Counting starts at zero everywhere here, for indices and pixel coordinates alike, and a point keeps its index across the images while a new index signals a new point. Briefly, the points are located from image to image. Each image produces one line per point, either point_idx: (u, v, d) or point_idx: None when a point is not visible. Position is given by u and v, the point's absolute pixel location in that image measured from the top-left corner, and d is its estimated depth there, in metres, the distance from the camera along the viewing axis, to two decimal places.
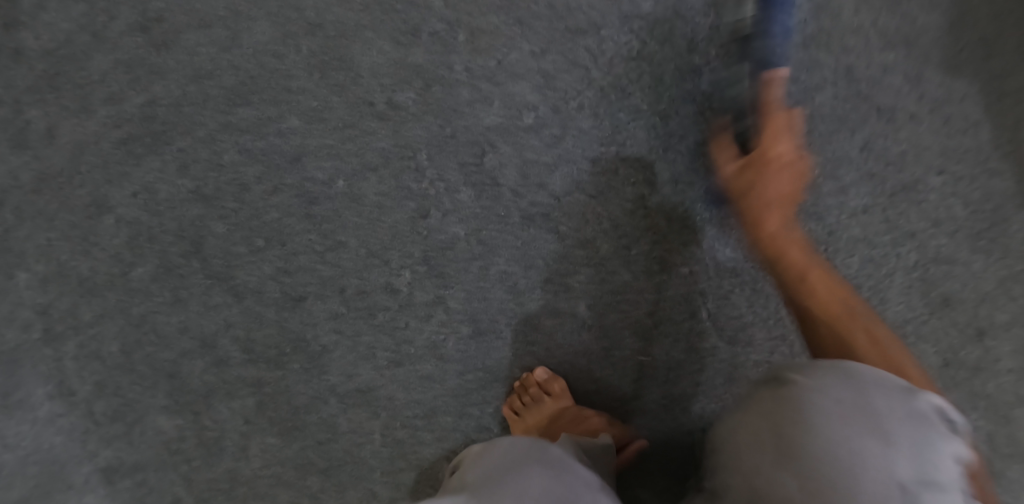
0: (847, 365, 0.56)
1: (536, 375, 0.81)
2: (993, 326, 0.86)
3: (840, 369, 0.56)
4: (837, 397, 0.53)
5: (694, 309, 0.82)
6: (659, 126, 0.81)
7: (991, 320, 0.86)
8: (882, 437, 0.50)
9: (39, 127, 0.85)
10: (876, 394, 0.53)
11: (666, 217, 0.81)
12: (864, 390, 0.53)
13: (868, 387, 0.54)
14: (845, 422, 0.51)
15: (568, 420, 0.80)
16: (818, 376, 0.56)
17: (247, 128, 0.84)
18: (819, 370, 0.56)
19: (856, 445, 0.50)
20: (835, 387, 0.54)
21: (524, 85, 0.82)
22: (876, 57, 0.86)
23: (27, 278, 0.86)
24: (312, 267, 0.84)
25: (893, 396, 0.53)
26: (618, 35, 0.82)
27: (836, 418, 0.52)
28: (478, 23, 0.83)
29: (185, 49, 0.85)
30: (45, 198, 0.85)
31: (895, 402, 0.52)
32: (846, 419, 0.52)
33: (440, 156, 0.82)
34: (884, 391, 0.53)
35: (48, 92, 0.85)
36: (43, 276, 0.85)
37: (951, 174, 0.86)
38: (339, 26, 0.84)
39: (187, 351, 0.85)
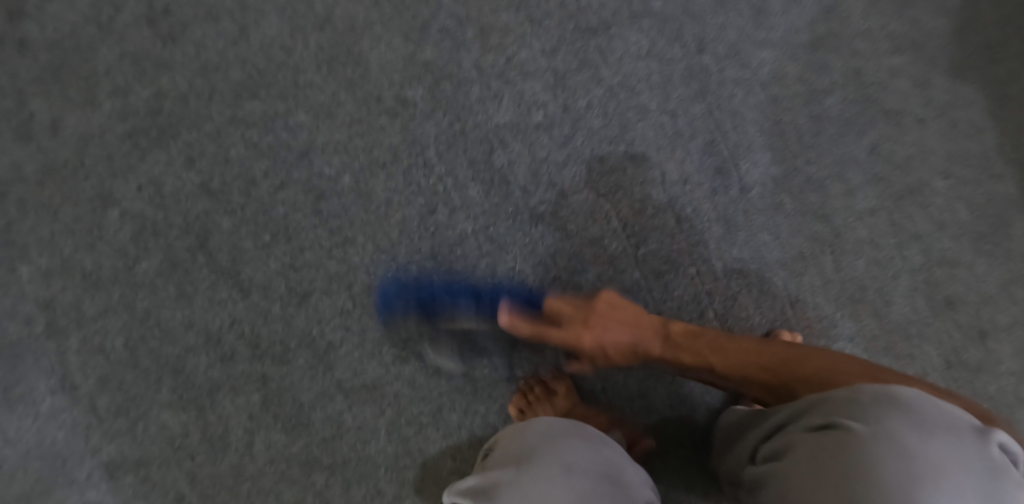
0: (908, 398, 0.52)
1: (541, 374, 0.82)
2: (995, 328, 0.86)
3: (905, 403, 0.52)
4: (921, 441, 0.49)
5: (702, 310, 0.82)
6: (667, 125, 0.82)
7: (993, 322, 0.86)
8: (972, 486, 0.47)
9: (44, 119, 0.84)
10: (951, 435, 0.50)
11: (675, 216, 0.82)
12: (939, 432, 0.50)
13: (940, 424, 0.50)
14: (942, 470, 0.47)
15: (575, 417, 0.79)
16: (887, 413, 0.51)
17: (255, 123, 0.84)
18: (882, 406, 0.52)
19: (952, 498, 0.46)
20: (910, 427, 0.50)
21: (535, 82, 0.82)
22: (884, 61, 0.87)
23: (29, 271, 0.85)
24: (319, 263, 0.83)
25: (966, 435, 0.50)
26: (628, 34, 0.83)
27: (921, 464, 0.48)
28: (489, 20, 0.83)
29: (194, 42, 0.84)
30: (49, 190, 0.84)
31: (968, 440, 0.49)
32: (937, 468, 0.47)
33: (450, 153, 0.82)
34: (955, 431, 0.50)
35: (52, 84, 0.84)
36: (47, 269, 0.85)
37: (956, 178, 0.87)
38: (349, 22, 0.84)
39: (192, 346, 0.85)
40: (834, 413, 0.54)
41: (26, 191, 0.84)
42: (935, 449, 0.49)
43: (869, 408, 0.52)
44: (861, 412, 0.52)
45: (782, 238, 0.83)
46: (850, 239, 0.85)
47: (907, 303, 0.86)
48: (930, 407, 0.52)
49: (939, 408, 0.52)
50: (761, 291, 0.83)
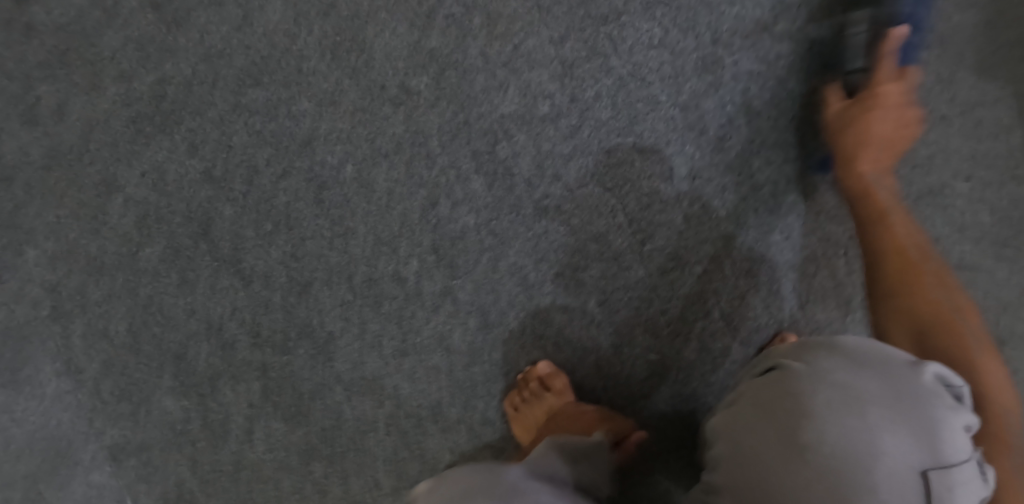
0: (848, 344, 0.59)
1: (538, 369, 0.79)
2: (1013, 336, 0.84)
3: (843, 348, 0.59)
4: (848, 376, 0.56)
5: (708, 309, 0.80)
6: (678, 119, 0.80)
7: (1012, 329, 0.84)
8: (895, 413, 0.54)
9: (51, 104, 0.84)
10: (881, 369, 0.56)
11: (683, 213, 0.80)
12: (870, 368, 0.56)
13: (874, 362, 0.57)
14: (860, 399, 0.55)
15: (563, 413, 0.77)
16: (823, 357, 0.58)
17: (258, 110, 0.83)
18: (823, 352, 0.59)
19: (874, 423, 0.53)
20: (844, 368, 0.57)
21: (541, 71, 0.80)
22: None
23: (36, 254, 0.85)
24: (320, 253, 0.83)
25: (896, 370, 0.56)
26: (639, 22, 0.80)
27: (850, 397, 0.55)
28: (496, 7, 0.80)
29: (198, 27, 0.83)
30: (56, 175, 0.85)
31: (899, 375, 0.56)
32: (858, 399, 0.54)
33: (453, 143, 0.80)
34: (888, 366, 0.57)
35: (58, 68, 0.84)
36: (52, 253, 0.85)
37: (980, 179, 0.84)
38: (353, 7, 0.82)
39: (194, 333, 0.85)
40: (779, 361, 0.61)
41: (32, 175, 0.85)
42: (864, 383, 0.55)
43: (810, 355, 0.59)
44: (802, 358, 0.60)
45: (796, 238, 0.81)
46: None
47: None
48: (868, 350, 0.58)
49: (877, 350, 0.58)
50: (770, 291, 0.81)
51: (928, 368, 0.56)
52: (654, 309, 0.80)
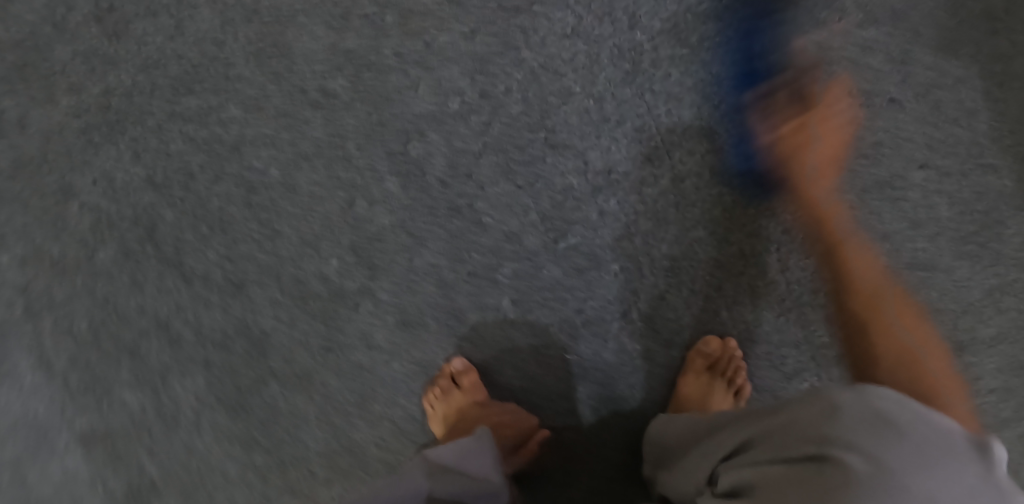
0: (889, 417, 0.47)
1: (451, 366, 0.80)
2: (974, 341, 0.81)
3: (894, 426, 0.46)
4: (878, 401, 0.49)
5: (626, 309, 0.78)
6: (593, 111, 0.77)
7: (973, 334, 0.81)
8: (934, 445, 0.45)
9: (11, 117, 0.89)
10: (947, 459, 0.44)
11: (599, 210, 0.77)
12: (934, 458, 0.44)
13: (936, 451, 0.44)
14: (890, 422, 0.47)
15: (469, 417, 0.78)
16: (876, 443, 0.46)
17: (191, 117, 0.86)
18: (866, 434, 0.46)
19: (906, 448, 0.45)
20: (908, 461, 0.44)
21: (455, 69, 0.79)
22: (852, 35, 0.77)
23: (7, 259, 0.90)
24: (252, 254, 0.85)
25: (965, 453, 0.44)
26: (553, 12, 0.78)
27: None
28: (409, 5, 0.80)
29: (134, 39, 0.87)
30: (21, 184, 0.89)
31: (965, 461, 0.44)
32: (887, 422, 0.47)
33: (369, 145, 0.81)
34: (949, 448, 0.45)
35: (13, 82, 0.88)
36: (21, 258, 0.90)
37: (942, 169, 0.79)
38: (275, 13, 0.84)
39: (144, 330, 0.89)
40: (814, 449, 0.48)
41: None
42: (933, 480, 0.43)
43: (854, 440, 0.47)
44: (848, 443, 0.46)
45: (718, 235, 0.77)
46: (799, 237, 0.78)
47: None
48: (917, 422, 0.46)
49: (925, 420, 0.47)
50: (693, 291, 0.78)
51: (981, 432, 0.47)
52: (566, 310, 0.79)
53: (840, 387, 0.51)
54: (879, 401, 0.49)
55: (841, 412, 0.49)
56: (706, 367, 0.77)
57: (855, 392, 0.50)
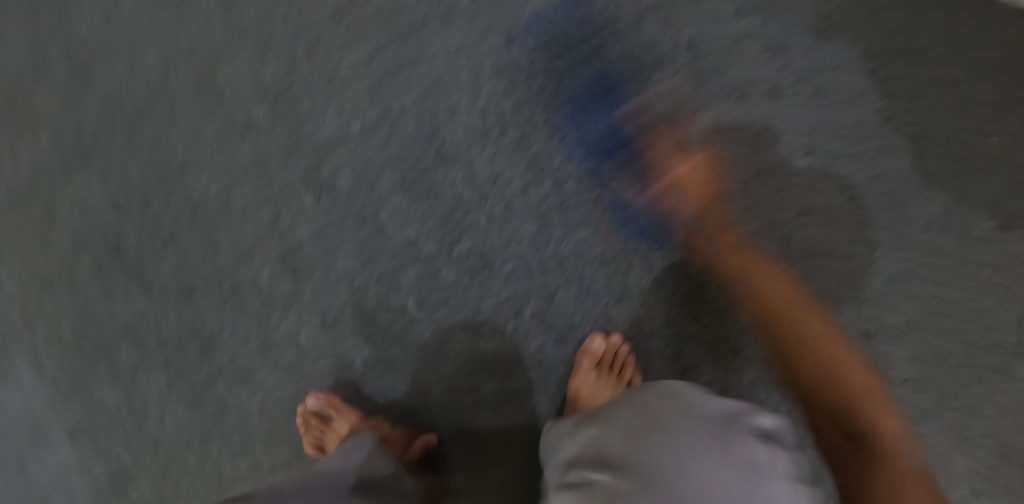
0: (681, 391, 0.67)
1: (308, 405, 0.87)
2: (881, 329, 0.81)
3: (677, 401, 0.66)
4: (677, 389, 0.67)
5: (519, 308, 0.83)
6: (478, 122, 0.83)
7: (880, 322, 0.81)
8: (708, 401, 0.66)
9: (4, 151, 1.01)
10: (710, 434, 0.62)
11: (487, 214, 0.83)
12: (699, 444, 0.62)
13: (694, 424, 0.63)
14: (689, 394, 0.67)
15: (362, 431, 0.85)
16: (659, 415, 0.65)
17: (144, 147, 0.97)
18: (646, 447, 0.62)
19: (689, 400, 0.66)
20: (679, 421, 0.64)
21: (355, 91, 0.86)
22: (723, 28, 0.79)
23: (6, 276, 1.01)
24: (198, 265, 0.95)
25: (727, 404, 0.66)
26: (439, 34, 0.83)
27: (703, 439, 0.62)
28: (314, 37, 0.88)
29: (99, 80, 0.99)
30: (17, 210, 1.01)
31: (719, 420, 0.64)
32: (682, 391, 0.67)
33: (288, 165, 0.90)
34: (707, 448, 0.61)
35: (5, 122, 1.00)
36: (18, 275, 1.01)
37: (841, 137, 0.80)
38: (207, 50, 0.94)
39: (116, 335, 0.99)
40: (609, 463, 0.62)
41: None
42: (698, 480, 0.60)
43: (638, 457, 0.62)
44: (636, 422, 0.65)
45: (604, 234, 0.81)
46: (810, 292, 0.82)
47: (757, 296, 0.82)
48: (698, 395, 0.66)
49: (702, 397, 0.66)
50: (583, 289, 0.82)
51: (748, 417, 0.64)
52: (464, 313, 0.85)
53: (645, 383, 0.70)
54: (654, 399, 0.66)
55: (618, 424, 0.65)
56: (594, 366, 0.80)
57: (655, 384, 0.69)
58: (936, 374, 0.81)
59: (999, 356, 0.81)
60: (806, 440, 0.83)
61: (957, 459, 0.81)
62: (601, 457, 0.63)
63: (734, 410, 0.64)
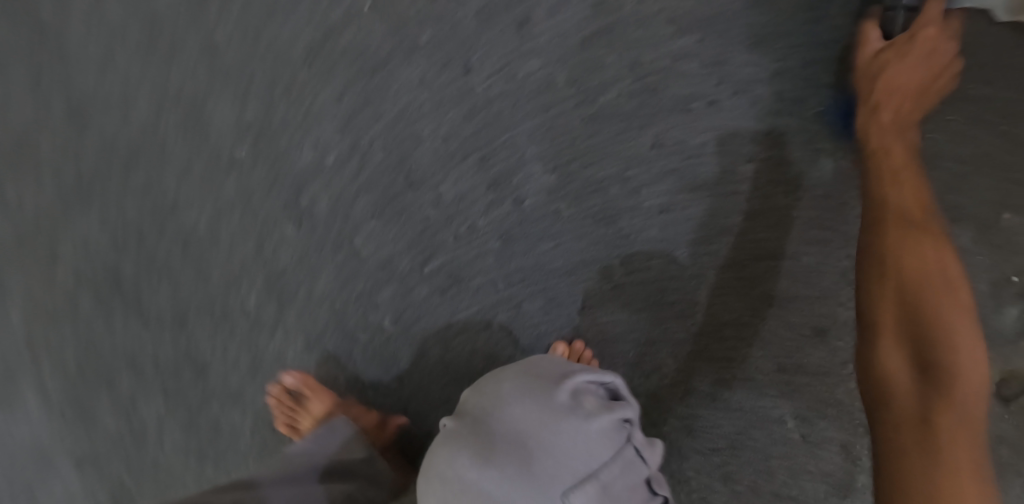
0: (541, 358, 0.78)
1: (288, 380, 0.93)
2: (835, 325, 0.84)
3: (531, 363, 0.77)
4: (536, 357, 0.78)
5: (489, 320, 0.89)
6: (441, 149, 0.89)
7: (833, 318, 0.84)
8: (560, 363, 0.77)
9: (11, 199, 1.06)
10: (541, 386, 0.72)
11: (453, 234, 0.89)
12: (528, 390, 0.72)
13: (540, 374, 0.74)
14: (546, 359, 0.78)
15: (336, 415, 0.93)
16: (513, 373, 0.75)
17: (138, 187, 1.04)
18: (494, 397, 0.73)
19: (543, 362, 0.77)
20: (526, 374, 0.75)
21: (327, 126, 0.93)
22: (665, 47, 0.84)
23: (16, 316, 1.07)
24: (190, 296, 1.01)
25: (575, 365, 0.76)
26: (401, 69, 0.90)
27: (543, 385, 0.72)
28: (289, 78, 0.95)
29: (99, 129, 1.04)
30: (25, 255, 1.07)
31: (558, 373, 0.74)
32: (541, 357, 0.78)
33: (269, 198, 0.96)
34: (531, 395, 0.71)
35: (12, 170, 1.05)
36: (23, 314, 1.07)
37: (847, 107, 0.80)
38: (192, 95, 1.00)
39: (116, 365, 1.05)
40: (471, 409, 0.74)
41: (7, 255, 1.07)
42: (521, 417, 0.70)
43: (488, 403, 0.73)
44: (494, 380, 0.76)
45: (563, 247, 0.87)
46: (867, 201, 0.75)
47: (714, 300, 0.86)
48: (551, 360, 0.77)
49: (554, 361, 0.77)
50: (546, 300, 0.88)
51: (589, 374, 0.74)
52: (440, 327, 0.91)
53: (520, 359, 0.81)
54: (517, 364, 0.78)
55: (486, 383, 0.76)
56: None
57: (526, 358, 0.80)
58: None
59: None
60: (775, 436, 0.86)
61: None
62: (464, 409, 0.75)
63: (567, 367, 0.75)
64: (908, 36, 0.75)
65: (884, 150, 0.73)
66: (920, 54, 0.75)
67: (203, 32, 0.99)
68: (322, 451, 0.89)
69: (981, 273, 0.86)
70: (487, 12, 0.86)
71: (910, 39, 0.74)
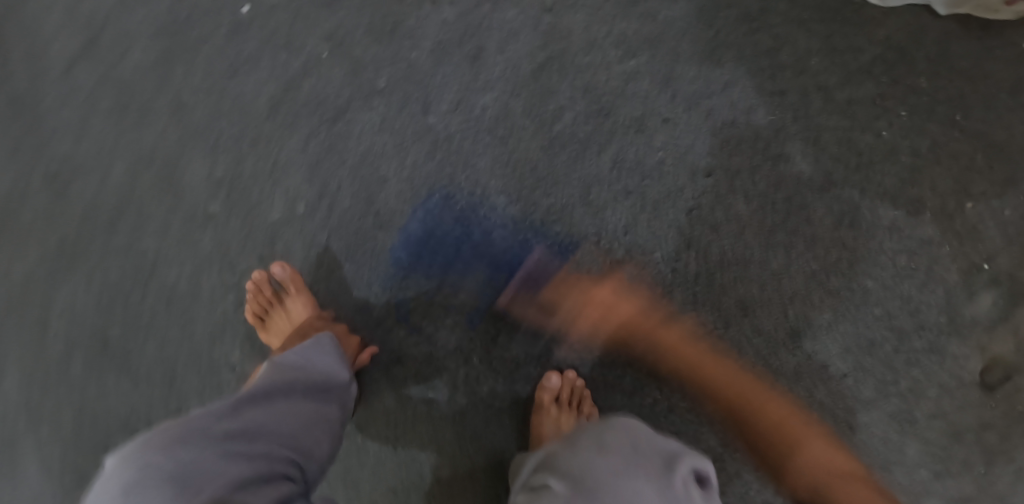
0: (629, 424, 0.66)
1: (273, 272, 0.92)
2: (811, 327, 0.86)
3: (619, 433, 0.64)
4: (624, 424, 0.66)
5: (467, 355, 0.89)
6: (406, 189, 0.90)
7: (807, 320, 0.86)
8: (655, 438, 0.65)
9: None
10: (651, 455, 0.62)
11: (426, 272, 0.89)
12: (638, 454, 0.62)
13: (636, 446, 0.63)
14: (638, 429, 0.66)
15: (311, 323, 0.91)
16: (605, 435, 0.64)
17: (119, 251, 1.07)
18: (587, 470, 0.60)
19: (637, 434, 0.65)
20: (620, 448, 0.62)
21: (295, 176, 0.95)
22: (616, 69, 0.86)
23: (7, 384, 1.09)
24: (177, 352, 1.03)
25: (673, 442, 0.65)
26: (361, 114, 0.92)
27: (649, 458, 0.62)
28: (256, 133, 0.98)
29: (77, 195, 1.09)
30: (11, 321, 1.09)
31: (658, 459, 0.62)
32: (630, 425, 0.66)
33: (244, 252, 0.99)
34: (644, 466, 0.61)
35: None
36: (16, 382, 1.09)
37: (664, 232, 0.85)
38: (166, 158, 1.04)
39: (111, 427, 1.07)
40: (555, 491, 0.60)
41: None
42: (630, 488, 0.58)
43: (579, 477, 0.60)
44: (584, 443, 0.64)
45: (530, 276, 0.87)
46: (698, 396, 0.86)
47: (689, 316, 0.86)
48: (640, 428, 0.66)
49: (644, 432, 0.65)
50: (522, 332, 0.88)
51: (689, 460, 0.63)
52: (419, 364, 0.90)
53: (594, 420, 0.69)
54: (607, 426, 0.66)
55: (575, 444, 0.64)
56: (552, 401, 0.85)
57: (607, 419, 0.68)
58: (875, 361, 0.86)
59: (926, 334, 0.86)
60: None
61: (909, 443, 0.86)
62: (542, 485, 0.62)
63: (671, 447, 0.64)
64: (603, 285, 0.86)
65: (658, 334, 0.85)
66: (580, 299, 0.86)
67: (171, 95, 1.04)
68: (311, 364, 0.81)
69: (950, 265, 0.86)
70: (439, 53, 0.90)
71: (591, 304, 0.86)
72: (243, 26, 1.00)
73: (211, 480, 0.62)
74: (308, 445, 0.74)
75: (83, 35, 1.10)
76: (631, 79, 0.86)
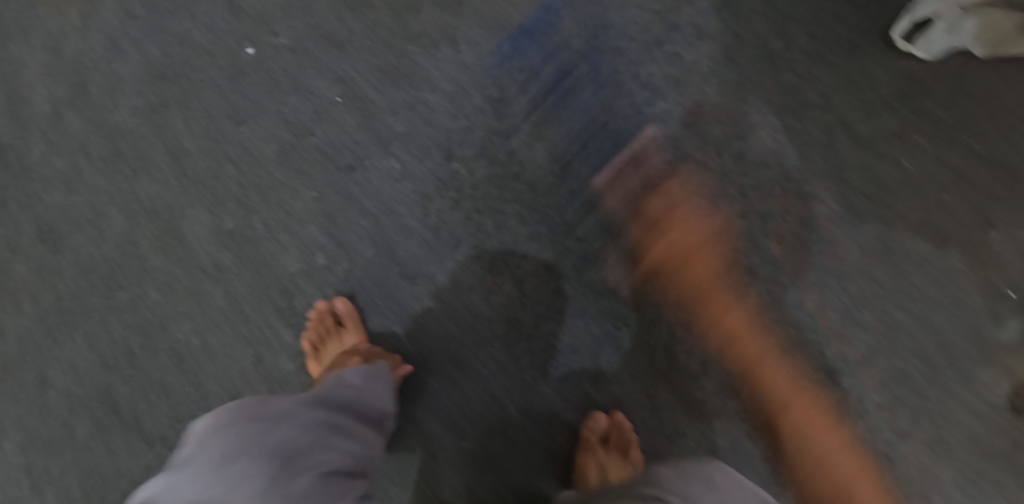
0: (721, 469, 0.67)
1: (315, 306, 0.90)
2: (847, 365, 0.86)
3: (721, 484, 0.65)
4: (719, 471, 0.66)
5: (501, 403, 0.86)
6: (432, 239, 0.87)
7: (842, 358, 0.86)
8: (749, 487, 0.66)
9: None
10: None
11: (456, 322, 0.87)
12: None
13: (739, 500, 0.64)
14: (733, 475, 0.66)
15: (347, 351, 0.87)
16: (709, 486, 0.64)
17: (125, 307, 1.03)
18: None
19: (735, 484, 0.66)
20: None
21: (312, 228, 0.92)
22: (644, 111, 0.85)
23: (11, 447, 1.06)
24: (194, 413, 0.99)
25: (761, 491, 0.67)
26: (380, 162, 0.89)
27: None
28: (266, 183, 0.94)
29: (74, 250, 1.05)
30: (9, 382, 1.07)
31: None
32: (725, 471, 0.66)
33: (261, 306, 0.95)
34: None
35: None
36: (20, 445, 1.06)
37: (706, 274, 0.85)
38: (168, 209, 1.00)
39: (126, 489, 1.03)
40: None
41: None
42: None
43: None
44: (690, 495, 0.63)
45: (563, 322, 0.85)
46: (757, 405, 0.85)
47: (732, 359, 0.85)
48: (734, 475, 0.67)
49: (738, 480, 0.66)
50: (558, 376, 0.86)
51: None
52: (455, 420, 0.87)
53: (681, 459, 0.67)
54: (707, 473, 0.65)
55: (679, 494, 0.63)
56: (601, 441, 0.83)
57: (695, 459, 0.67)
58: (910, 394, 0.85)
59: (956, 363, 0.85)
60: None
61: (943, 471, 0.85)
62: None
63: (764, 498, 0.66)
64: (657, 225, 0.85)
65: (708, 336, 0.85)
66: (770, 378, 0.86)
67: (170, 142, 1.00)
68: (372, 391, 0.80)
69: (974, 291, 0.86)
70: (459, 97, 0.87)
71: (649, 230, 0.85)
72: (245, 69, 0.96)
73: (287, 480, 0.64)
74: (366, 448, 0.75)
75: (71, 81, 1.06)
76: (657, 122, 0.84)
